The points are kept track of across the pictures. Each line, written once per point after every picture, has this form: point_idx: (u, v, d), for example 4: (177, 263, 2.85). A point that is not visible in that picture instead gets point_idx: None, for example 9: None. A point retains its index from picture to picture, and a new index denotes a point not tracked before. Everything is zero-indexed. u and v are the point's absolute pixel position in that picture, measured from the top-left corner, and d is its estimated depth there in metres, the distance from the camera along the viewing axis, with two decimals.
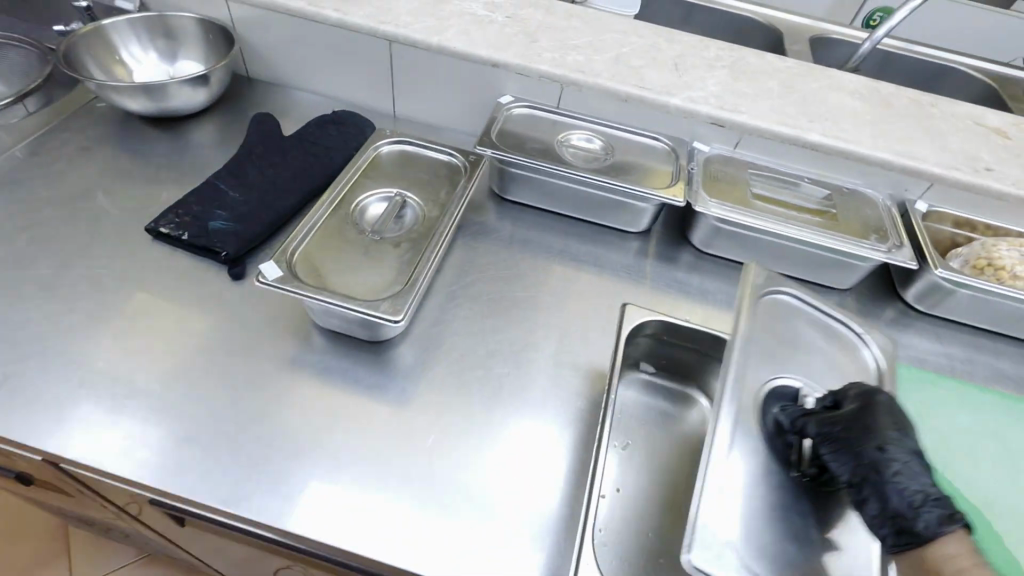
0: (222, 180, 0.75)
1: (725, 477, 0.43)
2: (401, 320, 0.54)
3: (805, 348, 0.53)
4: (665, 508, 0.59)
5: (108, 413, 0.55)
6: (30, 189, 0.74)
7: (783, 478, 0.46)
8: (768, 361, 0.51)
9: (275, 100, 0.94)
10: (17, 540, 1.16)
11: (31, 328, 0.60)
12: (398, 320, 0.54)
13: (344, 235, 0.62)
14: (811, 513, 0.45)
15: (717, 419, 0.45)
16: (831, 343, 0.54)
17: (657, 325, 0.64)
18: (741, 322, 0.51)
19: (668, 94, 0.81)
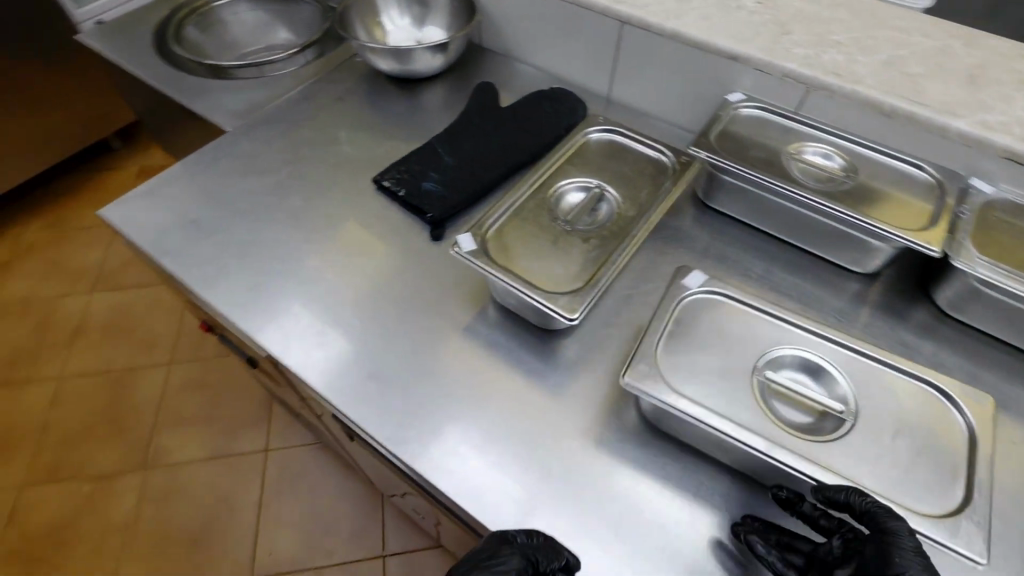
0: (441, 143, 0.81)
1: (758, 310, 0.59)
2: (576, 319, 0.54)
3: (909, 429, 0.51)
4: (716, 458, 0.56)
5: (316, 333, 0.65)
6: (296, 129, 0.88)
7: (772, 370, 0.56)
8: (847, 368, 0.55)
9: (500, 70, 0.97)
10: (239, 397, 1.48)
11: (277, 248, 0.73)
12: (573, 318, 0.54)
13: (537, 220, 0.63)
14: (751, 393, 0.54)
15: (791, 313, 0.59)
16: (942, 464, 0.49)
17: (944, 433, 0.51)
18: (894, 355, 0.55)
19: (951, 115, 0.65)
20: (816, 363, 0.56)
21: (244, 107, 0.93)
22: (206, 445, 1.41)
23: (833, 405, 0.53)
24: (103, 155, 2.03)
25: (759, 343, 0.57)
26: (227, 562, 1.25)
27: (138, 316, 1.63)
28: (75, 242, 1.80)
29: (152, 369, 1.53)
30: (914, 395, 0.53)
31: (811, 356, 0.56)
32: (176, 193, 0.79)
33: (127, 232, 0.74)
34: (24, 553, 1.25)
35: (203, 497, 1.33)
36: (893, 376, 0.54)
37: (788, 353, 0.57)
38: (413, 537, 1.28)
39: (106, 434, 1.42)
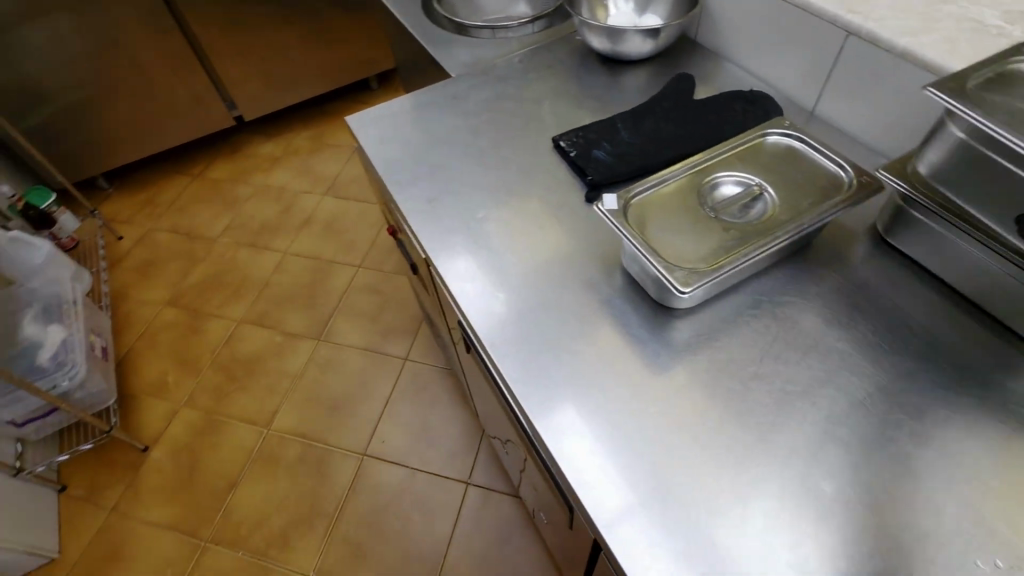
0: (622, 119, 0.86)
1: None
2: (687, 293, 0.57)
3: None
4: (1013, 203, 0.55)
5: (466, 250, 0.78)
6: (506, 85, 1.01)
7: None
8: None
9: (705, 66, 0.98)
10: (400, 309, 1.74)
11: (459, 176, 0.87)
12: (684, 291, 0.57)
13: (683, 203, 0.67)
14: None
15: None
16: None
17: None
18: None
19: None
20: None
21: (471, 61, 1.09)
22: (365, 337, 1.68)
23: None
24: (362, 91, 2.47)
25: None
26: (351, 434, 1.49)
27: (350, 223, 1.99)
28: (324, 154, 2.24)
29: (346, 266, 1.86)
30: None
31: None
32: (401, 117, 0.97)
33: (360, 139, 0.94)
34: (229, 369, 1.65)
35: (350, 377, 1.60)
36: None
37: None
38: (496, 478, 1.39)
39: (301, 305, 1.78)
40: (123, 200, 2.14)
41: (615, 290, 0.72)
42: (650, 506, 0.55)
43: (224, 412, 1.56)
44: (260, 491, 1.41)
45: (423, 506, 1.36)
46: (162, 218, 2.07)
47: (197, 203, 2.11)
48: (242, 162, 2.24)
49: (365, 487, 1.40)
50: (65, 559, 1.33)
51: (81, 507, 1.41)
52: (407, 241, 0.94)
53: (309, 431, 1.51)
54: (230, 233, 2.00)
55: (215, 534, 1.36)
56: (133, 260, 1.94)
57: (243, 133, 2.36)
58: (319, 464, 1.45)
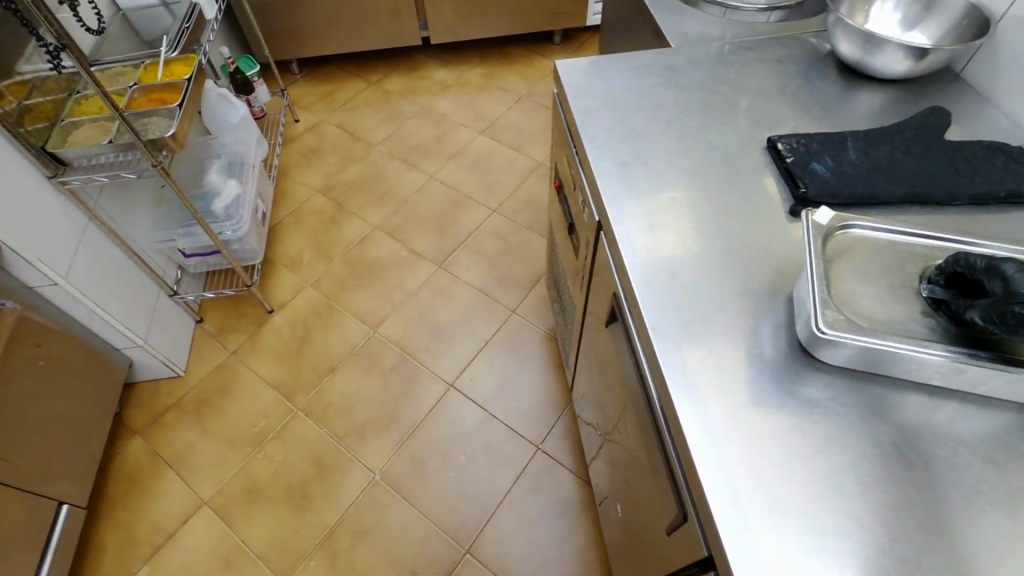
0: (853, 139, 0.78)
1: None
2: (821, 333, 0.57)
3: None
4: None
5: (645, 224, 0.75)
6: (725, 68, 0.95)
7: None
8: None
9: (965, 104, 0.85)
10: (521, 263, 1.75)
11: (655, 146, 0.83)
12: (820, 331, 0.57)
13: (902, 260, 0.63)
14: None
15: None
16: None
17: None
18: None
19: None
20: None
21: (692, 35, 1.03)
22: (482, 279, 1.72)
23: None
24: (543, 43, 2.46)
25: None
26: (445, 364, 1.55)
27: (497, 166, 2.01)
28: (492, 94, 2.26)
29: (482, 206, 1.90)
30: None
31: None
32: (611, 75, 0.94)
33: (565, 85, 0.93)
34: (356, 266, 1.76)
35: (457, 310, 1.65)
36: None
37: None
38: (568, 454, 1.39)
39: (432, 229, 1.85)
40: (307, 87, 2.32)
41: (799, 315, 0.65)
42: (784, 548, 0.51)
43: (342, 302, 1.68)
44: (353, 383, 1.52)
45: (491, 452, 1.40)
46: (335, 112, 2.22)
47: (368, 108, 2.24)
48: (416, 81, 2.33)
49: (443, 415, 1.46)
50: (188, 379, 1.52)
51: (209, 341, 1.59)
52: (576, 196, 0.93)
53: (409, 347, 1.59)
54: (389, 144, 2.11)
55: (306, 406, 1.48)
56: (302, 143, 2.11)
57: (424, 54, 2.44)
58: (409, 379, 1.52)
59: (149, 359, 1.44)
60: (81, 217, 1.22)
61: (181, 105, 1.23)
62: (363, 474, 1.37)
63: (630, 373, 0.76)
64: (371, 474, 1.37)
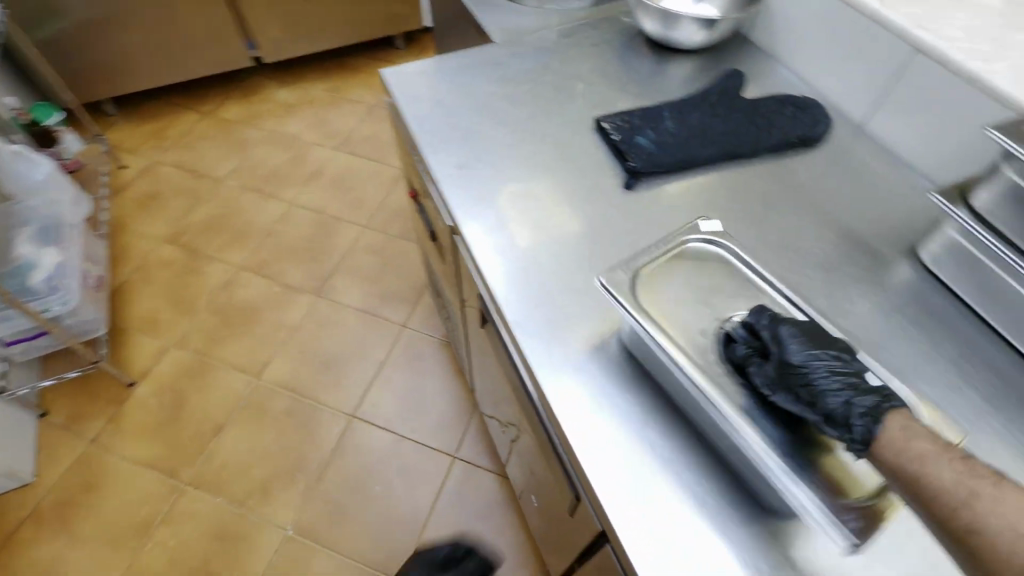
0: (668, 109, 0.84)
1: None
2: (603, 286, 0.58)
3: None
4: None
5: (495, 223, 0.76)
6: (549, 56, 0.98)
7: None
8: None
9: (757, 64, 0.95)
10: (403, 275, 1.70)
11: (494, 143, 0.84)
12: (603, 281, 0.58)
13: (743, 294, 0.60)
14: None
15: None
16: None
17: None
18: None
19: None
20: None
21: (514, 28, 1.06)
22: (366, 300, 1.65)
23: None
24: (385, 49, 2.40)
25: None
26: (342, 395, 1.47)
27: (361, 180, 1.94)
28: (341, 108, 2.17)
29: (352, 224, 1.82)
30: None
31: None
32: (440, 78, 0.94)
33: (396, 94, 0.91)
34: (224, 314, 1.62)
35: (345, 337, 1.58)
36: None
37: None
38: (483, 455, 1.38)
39: (302, 258, 1.74)
40: (130, 128, 2.08)
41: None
42: (662, 504, 0.54)
43: (215, 356, 1.53)
44: (244, 440, 1.40)
45: (407, 474, 1.35)
46: (169, 151, 2.01)
47: (206, 141, 2.05)
48: (256, 105, 2.18)
49: (351, 448, 1.39)
50: (40, 484, 1.31)
51: (61, 435, 1.39)
52: (429, 204, 0.91)
53: (299, 386, 1.49)
54: (237, 176, 1.95)
55: (194, 478, 1.34)
56: (135, 190, 1.89)
57: (260, 76, 2.28)
58: (306, 420, 1.43)
59: None
60: None
61: None
62: (274, 533, 1.27)
63: (509, 369, 0.76)
64: (283, 530, 1.27)
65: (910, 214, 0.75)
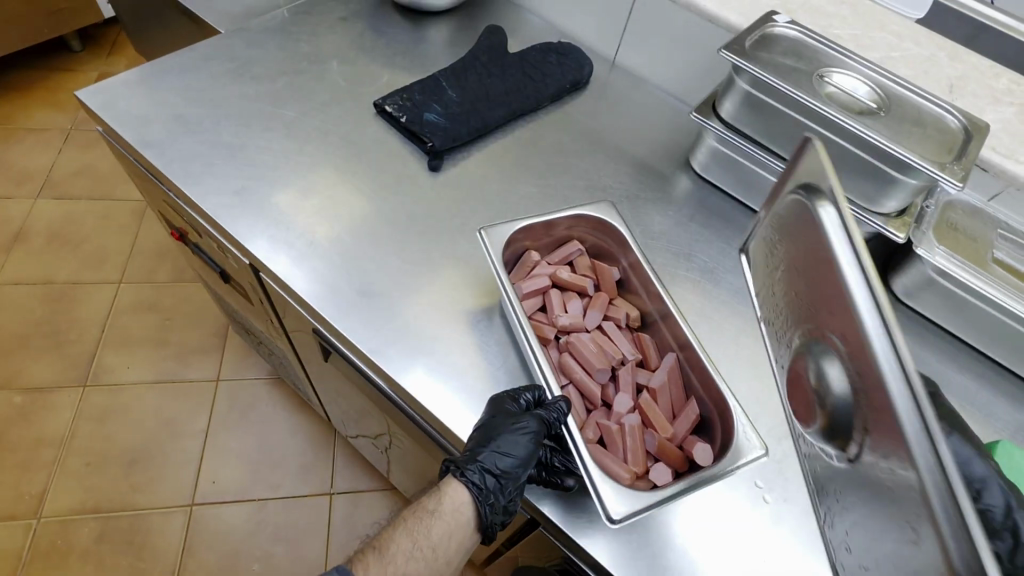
0: (445, 78, 0.80)
1: (831, 48, 0.70)
2: (480, 234, 0.61)
3: (934, 111, 0.66)
4: (814, 127, 0.64)
5: (301, 246, 0.65)
6: (294, 40, 0.85)
7: (824, 90, 0.65)
8: (877, 80, 0.68)
9: (510, 17, 0.96)
10: (194, 323, 1.43)
11: (268, 154, 0.72)
12: (481, 232, 0.61)
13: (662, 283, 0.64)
14: (808, 79, 0.66)
15: (856, 59, 0.69)
16: (948, 135, 0.63)
17: (964, 122, 0.64)
18: (933, 99, 0.66)
19: (944, 115, 0.65)
20: (859, 71, 0.68)
21: (239, 13, 0.89)
22: (156, 368, 1.35)
23: (868, 103, 0.65)
24: (59, 55, 1.87)
25: (825, 59, 0.69)
26: (168, 487, 1.21)
27: (88, 228, 1.53)
28: (22, 142, 1.66)
29: (99, 284, 1.45)
30: (943, 120, 0.65)
31: (854, 64, 0.69)
32: (164, 87, 0.75)
33: (110, 119, 0.71)
34: None
35: (144, 420, 1.28)
36: (910, 95, 0.67)
37: (844, 70, 0.68)
38: (362, 478, 1.28)
39: (41, 347, 1.34)
40: None
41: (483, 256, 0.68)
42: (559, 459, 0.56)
43: None
44: None
45: (283, 537, 1.19)
46: None
47: None
48: None
49: (203, 540, 1.16)
50: None
51: None
52: (208, 242, 0.75)
53: (102, 502, 1.18)
54: None
55: None
56: None
57: None
58: (129, 537, 1.15)
59: None
60: None
61: None
62: None
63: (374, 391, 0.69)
64: None
65: (675, 132, 0.85)
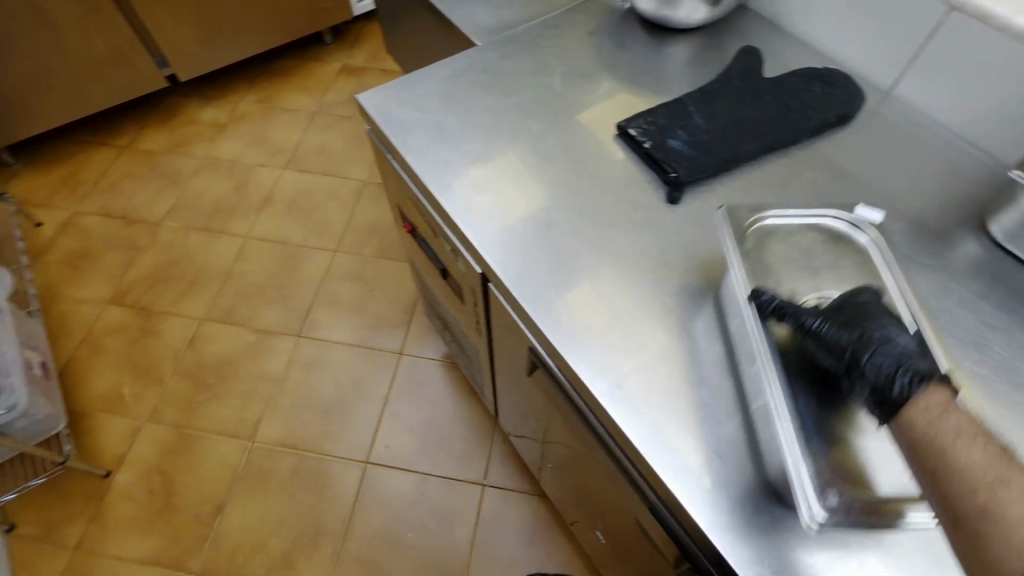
0: (693, 102, 0.75)
1: None
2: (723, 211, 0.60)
3: None
4: None
5: (532, 263, 0.66)
6: (542, 52, 0.87)
7: None
8: None
9: (767, 36, 0.88)
10: (388, 297, 1.58)
11: (509, 167, 0.74)
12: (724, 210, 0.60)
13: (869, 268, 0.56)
14: None
15: None
16: None
17: None
18: None
19: None
20: None
21: (493, 25, 0.93)
22: (353, 332, 1.52)
23: None
24: (314, 47, 2.18)
25: None
26: (351, 441, 1.36)
27: (318, 199, 1.77)
28: (279, 119, 1.97)
29: (320, 250, 1.66)
30: None
31: None
32: (425, 94, 0.81)
33: (380, 120, 0.78)
34: (197, 375, 1.45)
35: (339, 376, 1.45)
36: None
37: None
38: (515, 477, 1.31)
39: (273, 296, 1.58)
40: (40, 177, 1.81)
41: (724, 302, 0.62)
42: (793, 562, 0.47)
43: (197, 425, 1.37)
44: (254, 511, 1.27)
45: (438, 514, 1.27)
46: (90, 199, 1.76)
47: (131, 180, 1.81)
48: (180, 130, 1.94)
49: (371, 498, 1.29)
50: None
51: (37, 547, 1.21)
52: (439, 240, 0.80)
53: (301, 440, 1.36)
54: (177, 216, 1.73)
55: (204, 566, 1.21)
56: (60, 251, 1.65)
57: (177, 95, 2.03)
58: (317, 477, 1.31)
59: None
60: None
61: None
62: None
63: (576, 416, 0.69)
64: None
65: (965, 186, 0.71)
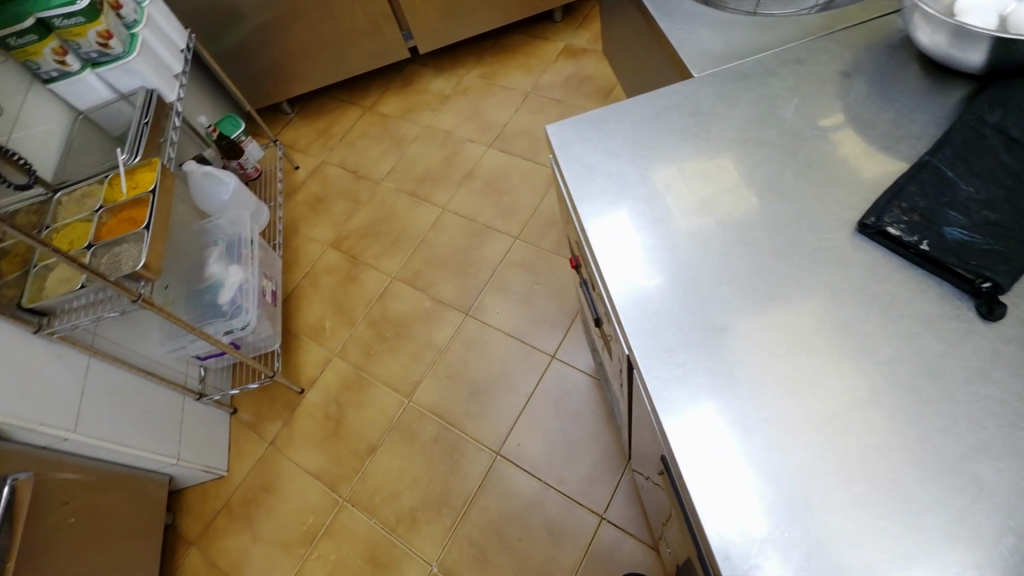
0: (947, 163, 0.58)
1: None
2: None
3: None
4: None
5: (683, 363, 0.55)
6: (771, 94, 0.71)
7: None
8: None
9: None
10: (554, 295, 1.57)
11: (691, 237, 0.63)
12: None
13: None
14: None
15: None
16: None
17: None
18: None
19: None
20: None
21: (719, 51, 0.80)
22: (514, 323, 1.55)
23: None
24: (542, 24, 2.18)
25: None
26: (487, 429, 1.42)
27: (513, 182, 1.81)
28: (495, 96, 2.03)
29: (503, 234, 1.71)
30: None
31: None
32: (619, 133, 0.73)
33: (562, 156, 0.73)
34: (379, 327, 1.64)
35: (493, 362, 1.51)
36: None
37: None
38: (635, 521, 1.24)
39: (453, 269, 1.69)
40: (304, 127, 2.17)
41: (953, 511, 0.45)
42: None
43: (370, 371, 1.57)
44: (396, 462, 1.42)
45: (551, 528, 1.27)
46: (334, 151, 2.06)
47: (366, 140, 2.07)
48: (413, 98, 2.13)
49: (494, 489, 1.34)
50: (232, 479, 1.48)
51: (247, 433, 1.54)
52: (597, 294, 0.74)
53: (447, 413, 1.46)
54: (393, 178, 1.94)
55: (350, 496, 1.40)
56: (306, 194, 1.97)
57: (416, 65, 2.23)
58: (452, 451, 1.41)
59: (187, 470, 1.39)
60: (79, 355, 1.15)
61: (149, 227, 1.12)
62: (419, 566, 1.28)
63: (694, 540, 0.60)
64: (427, 565, 1.28)
65: None
